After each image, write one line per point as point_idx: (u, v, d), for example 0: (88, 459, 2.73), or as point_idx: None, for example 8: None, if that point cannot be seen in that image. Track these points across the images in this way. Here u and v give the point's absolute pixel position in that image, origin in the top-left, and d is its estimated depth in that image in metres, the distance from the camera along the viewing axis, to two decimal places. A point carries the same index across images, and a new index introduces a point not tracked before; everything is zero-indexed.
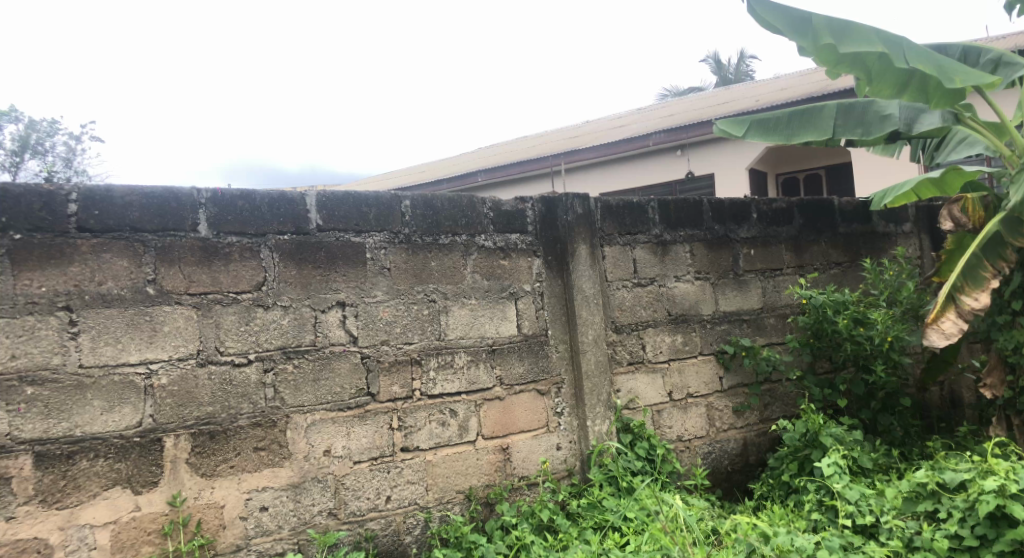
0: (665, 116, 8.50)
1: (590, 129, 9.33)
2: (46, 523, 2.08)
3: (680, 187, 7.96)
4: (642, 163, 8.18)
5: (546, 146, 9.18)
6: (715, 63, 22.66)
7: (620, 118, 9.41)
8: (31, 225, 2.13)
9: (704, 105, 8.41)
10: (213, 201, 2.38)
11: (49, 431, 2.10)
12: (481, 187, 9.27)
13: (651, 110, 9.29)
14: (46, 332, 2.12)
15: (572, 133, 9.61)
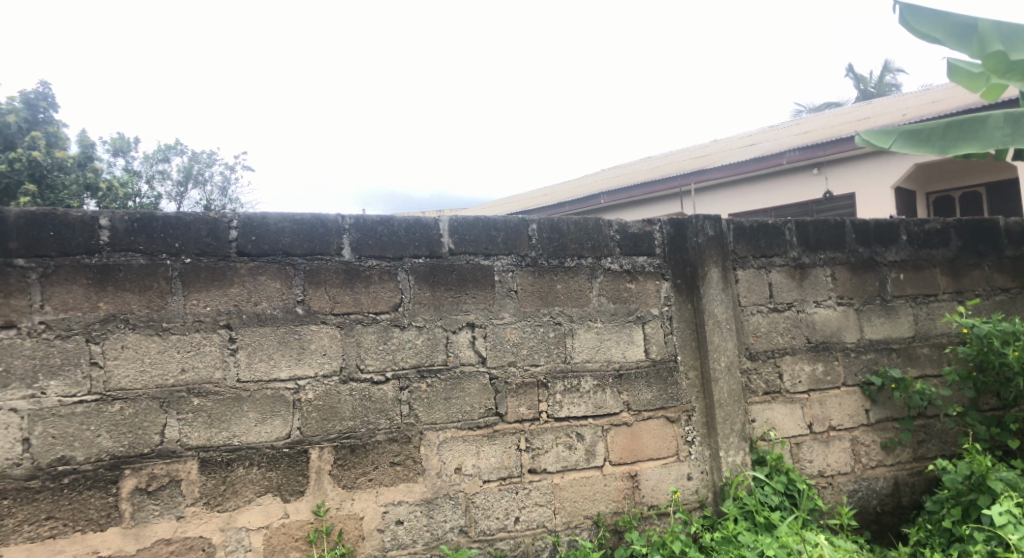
0: (801, 133, 8.12)
1: (719, 148, 9.09)
2: (209, 524, 2.26)
3: (816, 207, 7.55)
4: (776, 182, 7.85)
5: (671, 166, 9.04)
6: (856, 78, 21.53)
7: (752, 137, 9.10)
8: (199, 250, 2.33)
9: (842, 122, 7.98)
10: (356, 226, 2.53)
11: (212, 439, 2.28)
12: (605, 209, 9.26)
13: (786, 127, 8.92)
14: (210, 348, 2.31)
15: (699, 152, 9.40)
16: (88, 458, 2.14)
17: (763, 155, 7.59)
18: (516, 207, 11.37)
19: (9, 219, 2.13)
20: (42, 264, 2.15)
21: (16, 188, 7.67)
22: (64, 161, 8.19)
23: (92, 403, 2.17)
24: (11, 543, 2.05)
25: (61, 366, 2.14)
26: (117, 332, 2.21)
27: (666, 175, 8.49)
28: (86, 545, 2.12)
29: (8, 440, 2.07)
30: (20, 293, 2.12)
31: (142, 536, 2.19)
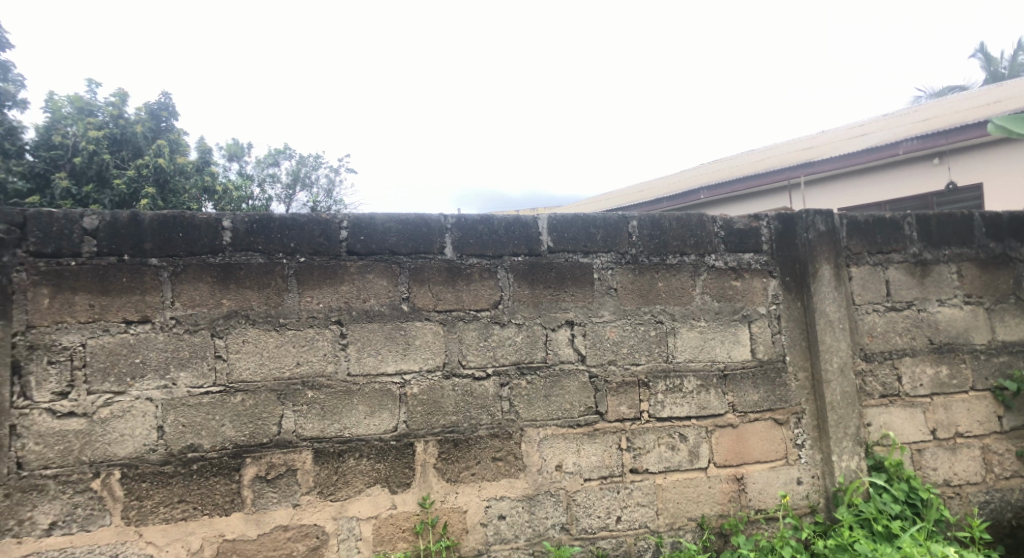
0: (920, 121, 7.63)
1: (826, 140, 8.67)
2: (322, 512, 2.36)
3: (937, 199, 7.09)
4: (893, 172, 7.41)
5: (774, 160, 8.69)
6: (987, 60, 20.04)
7: (862, 127, 8.65)
8: (312, 249, 2.44)
9: (967, 108, 7.45)
10: (458, 225, 2.57)
11: (325, 431, 2.38)
12: (702, 205, 9.02)
13: (900, 116, 8.42)
14: (323, 343, 2.41)
15: (803, 145, 9.01)
16: (214, 446, 2.28)
17: (878, 145, 7.19)
18: (604, 206, 11.29)
19: (143, 221, 2.27)
20: (173, 263, 2.29)
21: (140, 192, 8.31)
22: (184, 167, 8.86)
23: (217, 394, 2.30)
24: (148, 524, 2.20)
25: (189, 358, 2.28)
26: (238, 327, 2.34)
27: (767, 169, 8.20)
28: (213, 528, 2.26)
29: (144, 427, 2.22)
30: (153, 291, 2.27)
31: (262, 522, 2.31)
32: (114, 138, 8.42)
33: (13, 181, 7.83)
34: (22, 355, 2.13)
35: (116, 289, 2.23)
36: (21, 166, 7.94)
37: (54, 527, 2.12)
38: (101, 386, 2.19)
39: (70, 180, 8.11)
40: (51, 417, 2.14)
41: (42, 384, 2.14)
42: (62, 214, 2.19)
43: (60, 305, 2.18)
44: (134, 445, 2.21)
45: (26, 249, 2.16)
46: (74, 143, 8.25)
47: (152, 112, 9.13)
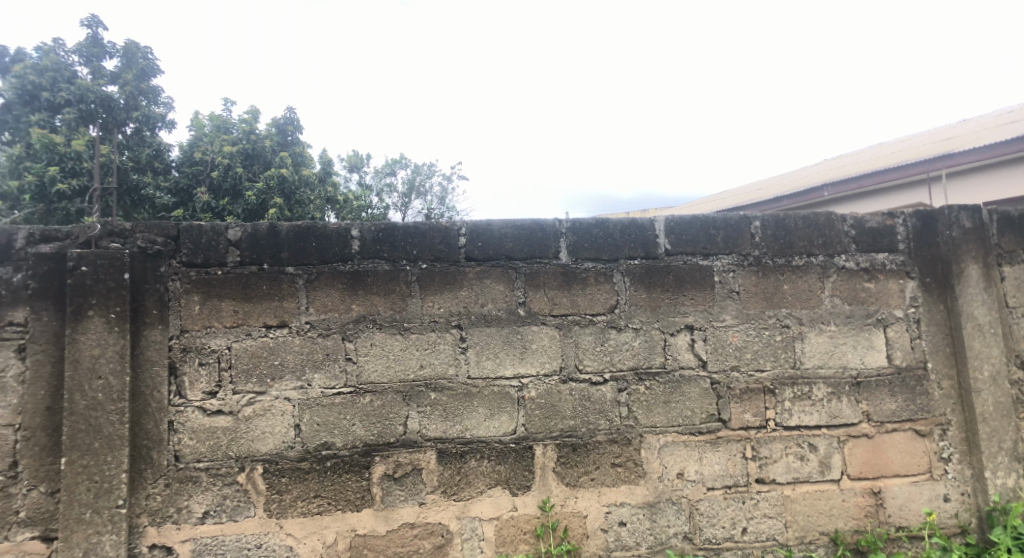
0: None
1: (973, 130, 7.89)
2: (447, 512, 2.42)
3: None
4: None
5: (910, 153, 8.08)
6: None
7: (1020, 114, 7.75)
8: (433, 256, 2.52)
9: None
10: (573, 230, 2.57)
11: (448, 432, 2.45)
12: (829, 203, 8.63)
13: None
14: (444, 346, 2.48)
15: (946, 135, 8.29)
16: (346, 445, 2.39)
17: None
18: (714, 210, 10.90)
19: (280, 231, 2.42)
20: (307, 271, 2.43)
21: (268, 202, 8.94)
22: (310, 178, 9.63)
23: (348, 395, 2.41)
24: (288, 516, 2.33)
25: (323, 361, 2.41)
26: (366, 331, 2.45)
27: (897, 163, 7.58)
28: (346, 522, 2.37)
29: (283, 425, 2.36)
30: (290, 297, 2.41)
31: (390, 519, 2.40)
32: (245, 153, 9.09)
33: (161, 196, 8.38)
34: (177, 356, 2.31)
35: (257, 296, 2.39)
36: (168, 183, 8.49)
37: (207, 516, 2.28)
38: (245, 386, 2.35)
39: (211, 194, 8.77)
40: (202, 414, 2.30)
41: (195, 384, 2.31)
42: (210, 226, 2.36)
43: (208, 311, 2.35)
44: (274, 442, 2.35)
45: (179, 260, 2.34)
46: (213, 159, 8.84)
47: (279, 127, 9.71)
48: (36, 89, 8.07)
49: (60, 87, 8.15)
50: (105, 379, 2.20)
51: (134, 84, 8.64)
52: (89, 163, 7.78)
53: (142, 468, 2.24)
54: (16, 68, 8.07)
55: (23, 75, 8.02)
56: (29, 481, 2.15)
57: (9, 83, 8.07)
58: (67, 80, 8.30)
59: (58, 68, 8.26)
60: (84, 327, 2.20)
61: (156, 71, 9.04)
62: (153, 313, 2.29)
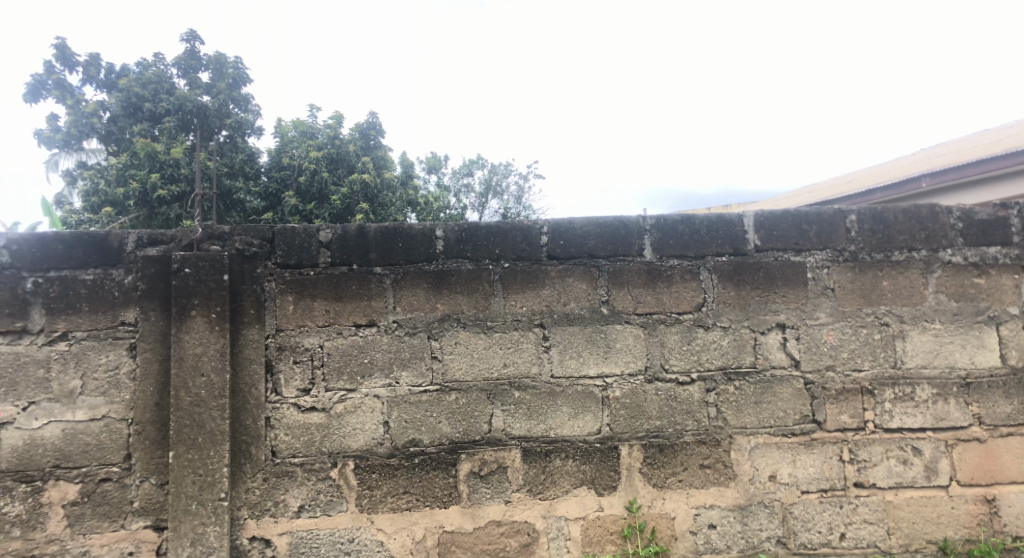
0: None
1: None
2: (533, 510, 2.42)
3: None
4: None
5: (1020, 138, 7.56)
6: None
7: None
8: (515, 255, 2.52)
9: None
10: (657, 226, 2.53)
11: (533, 431, 2.45)
12: (928, 194, 8.22)
13: None
14: (527, 345, 2.49)
15: None
16: (433, 442, 2.43)
17: None
18: (800, 206, 10.54)
19: (368, 233, 2.48)
20: (393, 271, 2.48)
21: (354, 207, 9.17)
22: (392, 181, 9.71)
23: (434, 392, 2.45)
24: (378, 511, 2.38)
25: (410, 359, 2.46)
26: (451, 330, 2.48)
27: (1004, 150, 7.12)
28: (434, 519, 2.41)
29: (373, 422, 2.41)
30: (378, 297, 2.47)
31: (477, 516, 2.42)
32: (330, 157, 9.35)
33: (251, 200, 8.94)
34: (273, 354, 2.40)
35: (347, 296, 2.45)
36: (258, 188, 9.00)
37: (302, 510, 2.35)
38: (336, 383, 2.42)
39: (298, 198, 9.15)
40: (297, 411, 2.38)
41: (289, 382, 2.39)
42: (303, 229, 2.44)
43: (302, 310, 2.43)
44: (364, 438, 2.41)
45: (274, 261, 2.43)
46: (300, 165, 9.20)
47: (364, 132, 9.97)
48: (140, 101, 8.58)
49: (161, 98, 8.63)
50: (207, 377, 2.30)
51: (227, 93, 9.14)
52: (187, 170, 8.19)
53: (242, 462, 2.33)
54: (121, 82, 8.59)
55: (128, 88, 8.55)
56: (140, 473, 2.26)
57: (115, 96, 8.60)
58: (166, 92, 8.79)
59: (158, 80, 8.75)
60: (188, 326, 2.31)
61: (247, 81, 9.44)
62: (251, 313, 2.39)
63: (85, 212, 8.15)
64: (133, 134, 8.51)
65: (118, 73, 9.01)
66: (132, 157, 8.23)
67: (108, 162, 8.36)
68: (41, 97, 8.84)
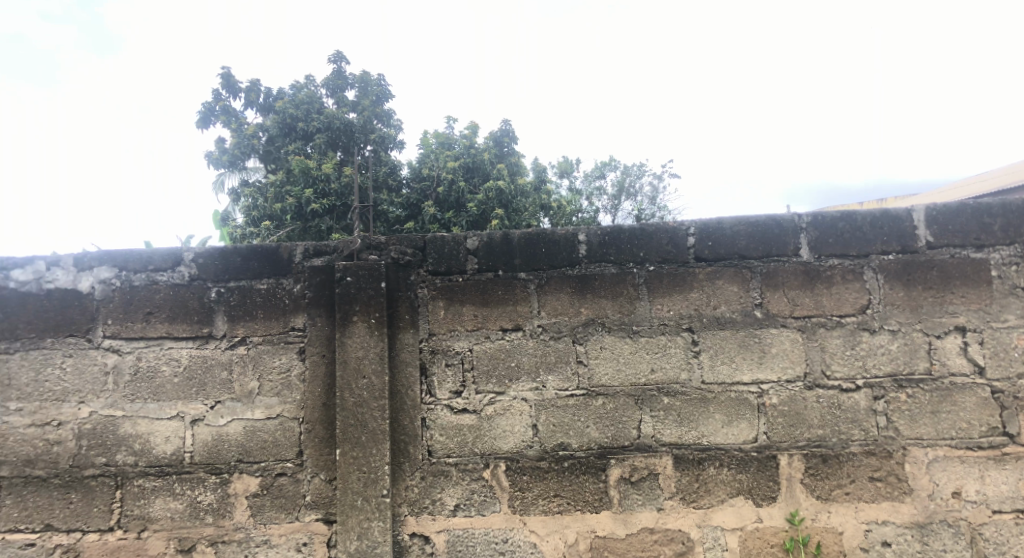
0: None
1: None
2: (687, 518, 2.38)
3: None
4: None
5: None
6: None
7: None
8: (661, 257, 2.48)
9: None
10: (814, 224, 2.41)
11: (683, 437, 2.40)
12: None
13: None
14: (675, 350, 2.44)
15: None
16: (582, 446, 2.43)
17: None
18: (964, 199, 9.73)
19: (513, 239, 2.53)
20: (538, 276, 2.51)
21: (489, 214, 9.38)
22: (524, 187, 9.98)
23: (581, 396, 2.45)
24: (531, 513, 2.41)
25: (556, 363, 2.47)
26: (597, 334, 2.47)
27: None
28: (585, 523, 2.40)
29: (522, 425, 2.45)
30: (524, 301, 2.50)
31: (629, 522, 2.40)
32: (466, 166, 9.63)
33: (394, 211, 9.33)
34: (427, 357, 2.49)
35: (494, 300, 2.51)
36: (400, 199, 9.46)
37: (458, 509, 2.42)
38: (486, 386, 2.47)
39: (437, 207, 9.45)
40: (450, 412, 2.46)
41: (442, 384, 2.48)
42: (451, 237, 2.52)
43: (451, 315, 2.51)
44: (514, 440, 2.44)
45: (426, 269, 2.52)
46: (438, 174, 9.51)
47: (495, 140, 10.19)
48: (295, 121, 9.27)
49: (312, 117, 9.26)
50: (369, 378, 2.42)
51: (371, 109, 9.68)
52: (337, 185, 8.72)
53: (402, 460, 2.44)
54: (278, 104, 9.30)
55: (285, 110, 9.26)
56: (312, 468, 2.41)
57: (273, 117, 9.32)
58: (318, 111, 9.41)
59: (310, 101, 9.38)
60: (350, 331, 2.44)
61: (391, 97, 9.94)
62: (405, 318, 2.50)
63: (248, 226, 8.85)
64: (288, 153, 9.17)
65: (275, 96, 9.75)
66: (288, 174, 8.91)
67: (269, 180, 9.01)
68: (211, 124, 9.75)
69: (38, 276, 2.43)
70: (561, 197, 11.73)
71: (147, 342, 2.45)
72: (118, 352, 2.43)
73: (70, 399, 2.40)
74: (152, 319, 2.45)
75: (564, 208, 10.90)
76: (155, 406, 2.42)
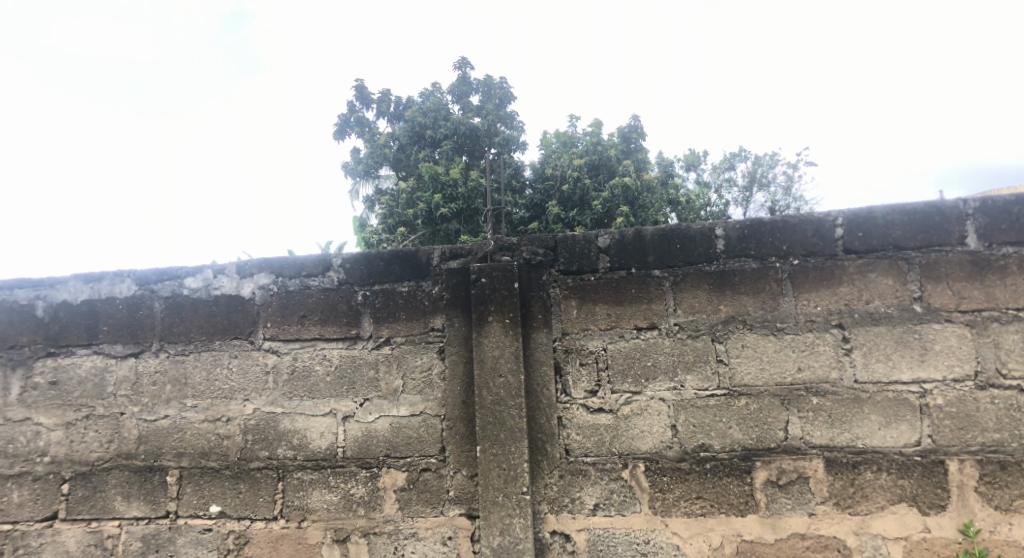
0: None
1: None
2: (843, 525, 2.25)
3: None
4: None
5: None
6: None
7: None
8: (806, 251, 2.36)
9: None
10: (982, 210, 2.24)
11: (835, 440, 2.28)
12: None
13: None
14: (824, 348, 2.32)
15: None
16: (724, 447, 2.36)
17: None
18: None
19: (646, 236, 2.49)
20: (673, 273, 2.46)
21: (614, 212, 9.23)
22: (651, 183, 9.79)
23: (722, 396, 2.38)
24: (673, 515, 2.36)
25: (695, 362, 2.41)
26: (737, 332, 2.39)
27: None
28: (731, 527, 2.33)
29: (660, 425, 2.41)
30: (659, 299, 2.46)
31: (778, 527, 2.30)
32: (592, 164, 9.67)
33: (518, 212, 9.69)
34: (561, 357, 2.50)
35: (628, 299, 2.48)
36: (524, 200, 9.74)
37: (598, 508, 2.41)
38: (622, 385, 2.45)
39: (561, 206, 9.57)
40: (586, 411, 2.46)
41: (577, 383, 2.47)
42: (583, 236, 2.52)
43: (585, 314, 2.50)
44: (653, 441, 2.41)
45: (558, 268, 2.53)
46: (562, 173, 9.62)
47: (624, 137, 10.10)
48: (424, 129, 9.60)
49: (440, 124, 9.56)
50: (505, 377, 2.46)
51: (495, 112, 9.84)
52: (462, 189, 8.93)
53: (539, 458, 2.45)
54: (408, 113, 9.70)
55: (413, 119, 9.64)
56: (454, 464, 2.49)
57: (403, 126, 9.72)
58: (444, 117, 9.69)
59: (438, 108, 9.67)
60: (486, 332, 2.49)
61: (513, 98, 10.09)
62: (539, 318, 2.51)
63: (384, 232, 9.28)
64: (418, 160, 9.53)
65: (404, 105, 10.17)
66: (420, 181, 9.25)
67: (399, 185, 9.34)
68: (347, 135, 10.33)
69: (207, 284, 2.67)
70: (688, 191, 11.38)
71: (302, 343, 2.62)
72: (277, 353, 2.62)
73: (237, 397, 2.61)
74: (305, 322, 2.62)
75: (694, 202, 10.66)
76: (311, 403, 2.58)
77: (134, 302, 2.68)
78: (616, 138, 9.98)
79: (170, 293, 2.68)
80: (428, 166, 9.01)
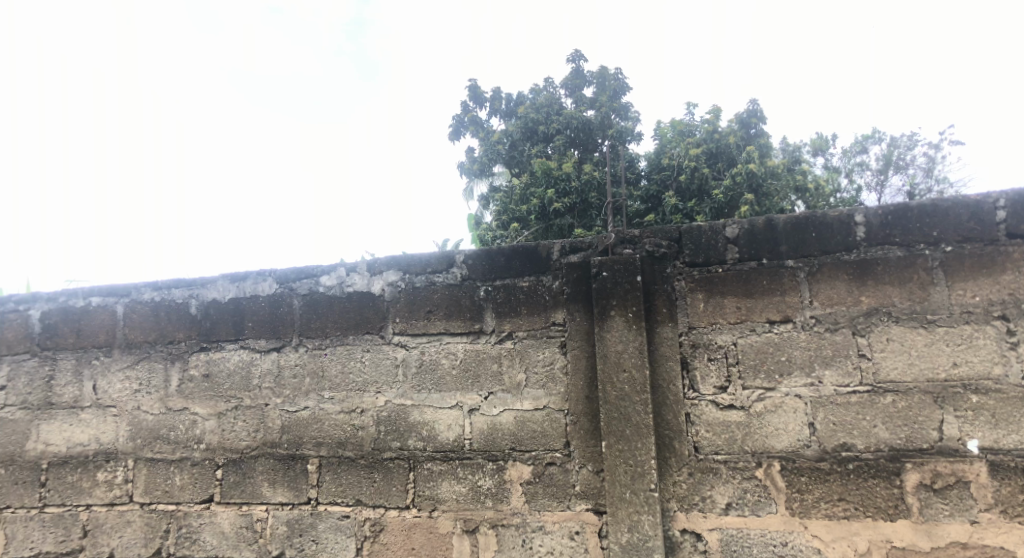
0: None
1: None
2: (1011, 535, 2.09)
3: None
4: None
5: None
6: None
7: None
8: (961, 237, 2.20)
9: None
10: None
11: (1000, 441, 2.12)
12: None
13: None
14: (984, 341, 2.16)
15: None
16: (868, 447, 2.21)
17: None
18: None
19: (777, 225, 2.37)
20: (808, 263, 2.33)
21: (737, 199, 8.95)
22: (776, 170, 9.38)
23: (865, 393, 2.23)
24: (812, 517, 2.24)
25: (833, 356, 2.28)
26: (881, 324, 2.24)
27: None
28: (879, 532, 2.18)
29: (797, 423, 2.29)
30: (793, 291, 2.34)
31: (934, 534, 2.15)
32: (710, 152, 9.36)
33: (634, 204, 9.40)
34: (688, 352, 2.42)
35: (759, 291, 2.38)
36: (640, 193, 9.64)
37: (730, 507, 2.32)
38: (754, 381, 2.35)
39: (679, 197, 9.33)
40: (716, 408, 2.37)
41: (706, 379, 2.39)
42: (708, 226, 2.44)
43: (713, 308, 2.42)
44: (789, 439, 2.29)
45: (683, 260, 2.46)
46: (679, 163, 9.42)
47: (743, 123, 9.73)
48: (536, 124, 9.69)
49: (553, 119, 9.62)
50: (629, 372, 2.41)
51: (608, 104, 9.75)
52: (576, 183, 8.93)
53: (667, 455, 2.38)
54: (520, 110, 9.80)
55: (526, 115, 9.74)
56: (579, 459, 2.48)
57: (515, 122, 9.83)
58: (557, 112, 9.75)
59: (549, 103, 9.75)
60: (609, 326, 2.45)
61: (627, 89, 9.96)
62: (663, 312, 2.45)
63: (497, 228, 9.42)
64: (531, 156, 9.63)
65: (516, 102, 10.28)
66: (533, 176, 9.32)
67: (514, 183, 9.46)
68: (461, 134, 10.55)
69: (340, 281, 2.81)
70: (816, 176, 10.87)
71: (429, 337, 2.69)
72: (405, 347, 2.71)
73: (369, 390, 2.72)
74: (432, 317, 2.70)
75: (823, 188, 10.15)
76: (439, 396, 2.65)
77: (275, 300, 2.86)
78: (736, 124, 9.65)
79: (307, 291, 2.83)
80: (540, 161, 9.09)
